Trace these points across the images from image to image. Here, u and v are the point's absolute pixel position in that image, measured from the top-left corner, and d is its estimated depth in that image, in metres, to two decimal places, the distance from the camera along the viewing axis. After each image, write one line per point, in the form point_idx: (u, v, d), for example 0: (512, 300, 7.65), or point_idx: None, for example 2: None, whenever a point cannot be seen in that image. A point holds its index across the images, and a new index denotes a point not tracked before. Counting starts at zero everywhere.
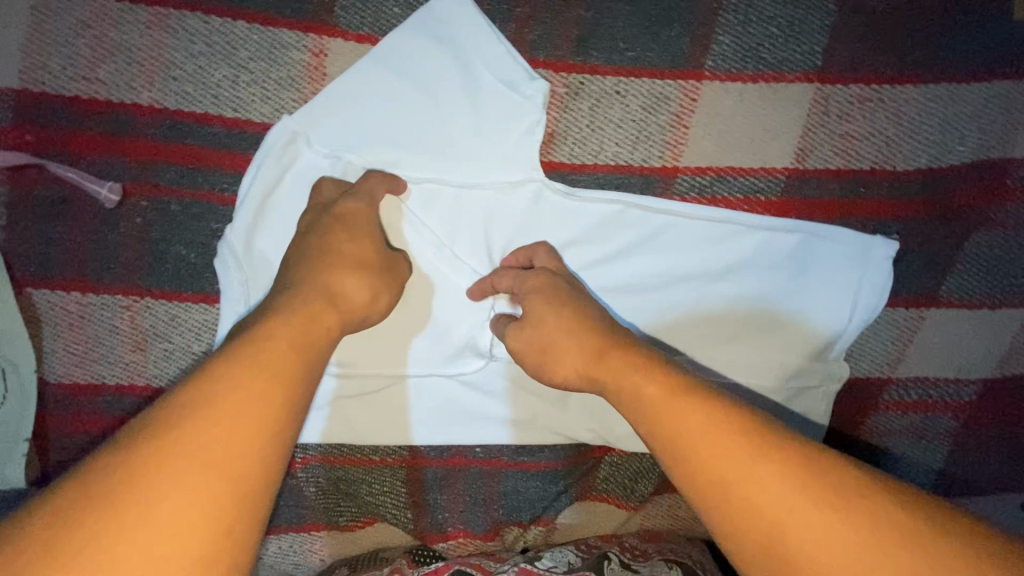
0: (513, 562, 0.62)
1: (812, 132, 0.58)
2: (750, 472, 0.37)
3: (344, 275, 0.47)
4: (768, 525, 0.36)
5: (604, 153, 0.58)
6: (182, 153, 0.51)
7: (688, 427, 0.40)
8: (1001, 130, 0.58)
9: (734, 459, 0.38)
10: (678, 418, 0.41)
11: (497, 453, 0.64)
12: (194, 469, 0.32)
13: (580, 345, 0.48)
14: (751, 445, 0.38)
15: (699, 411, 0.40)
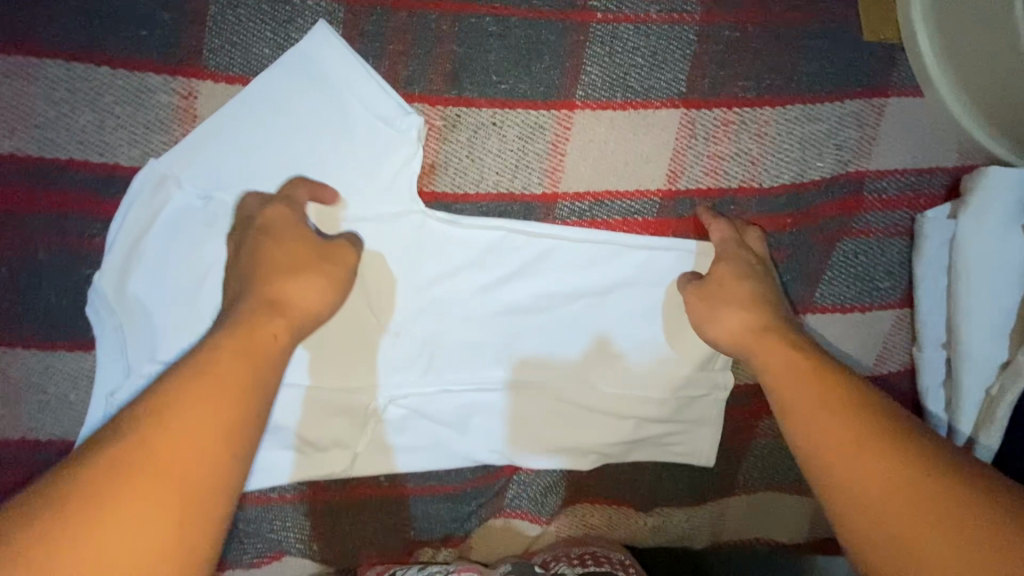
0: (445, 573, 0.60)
1: (682, 154, 0.61)
2: (829, 425, 0.47)
3: (290, 283, 0.48)
4: (845, 485, 0.44)
5: (485, 182, 0.59)
6: (50, 199, 0.51)
7: (816, 410, 0.48)
8: (855, 145, 0.63)
9: (841, 455, 0.45)
10: (816, 395, 0.49)
11: (403, 479, 0.65)
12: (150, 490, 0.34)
13: (743, 296, 0.57)
14: (885, 434, 0.44)
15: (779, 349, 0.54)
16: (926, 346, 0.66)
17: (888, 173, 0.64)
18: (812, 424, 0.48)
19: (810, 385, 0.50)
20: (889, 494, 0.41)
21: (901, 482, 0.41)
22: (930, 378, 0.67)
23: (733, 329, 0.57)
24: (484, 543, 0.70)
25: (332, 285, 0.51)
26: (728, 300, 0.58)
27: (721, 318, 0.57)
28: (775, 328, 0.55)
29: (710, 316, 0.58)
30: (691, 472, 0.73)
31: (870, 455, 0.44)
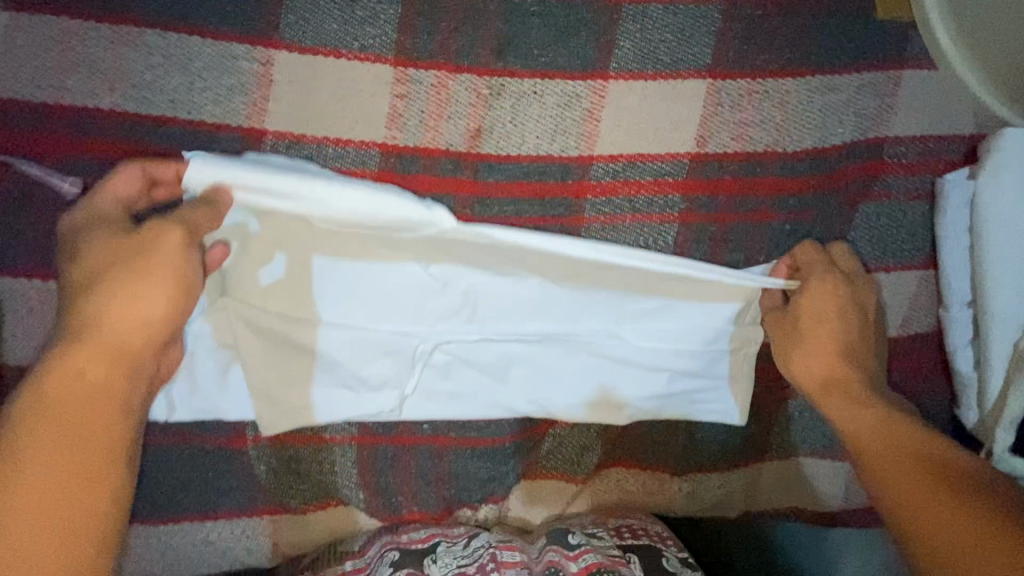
0: (486, 543, 0.64)
1: (709, 121, 0.66)
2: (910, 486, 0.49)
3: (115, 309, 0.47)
4: (929, 547, 0.45)
5: (526, 145, 0.64)
6: (142, 150, 0.56)
7: (876, 434, 0.54)
8: (874, 113, 0.67)
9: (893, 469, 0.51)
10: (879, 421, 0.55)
11: (445, 430, 0.67)
12: (43, 474, 0.40)
13: (824, 333, 0.61)
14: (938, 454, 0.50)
15: (849, 404, 0.57)
16: (952, 306, 0.68)
17: (906, 139, 0.67)
18: (872, 444, 0.54)
19: (876, 418, 0.55)
20: (939, 501, 0.46)
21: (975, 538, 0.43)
22: (957, 338, 0.69)
23: (817, 363, 0.61)
24: (521, 500, 0.72)
25: (162, 265, 0.48)
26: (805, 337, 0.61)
27: (794, 359, 0.62)
28: (848, 378, 0.59)
29: (783, 351, 0.63)
30: (725, 433, 0.74)
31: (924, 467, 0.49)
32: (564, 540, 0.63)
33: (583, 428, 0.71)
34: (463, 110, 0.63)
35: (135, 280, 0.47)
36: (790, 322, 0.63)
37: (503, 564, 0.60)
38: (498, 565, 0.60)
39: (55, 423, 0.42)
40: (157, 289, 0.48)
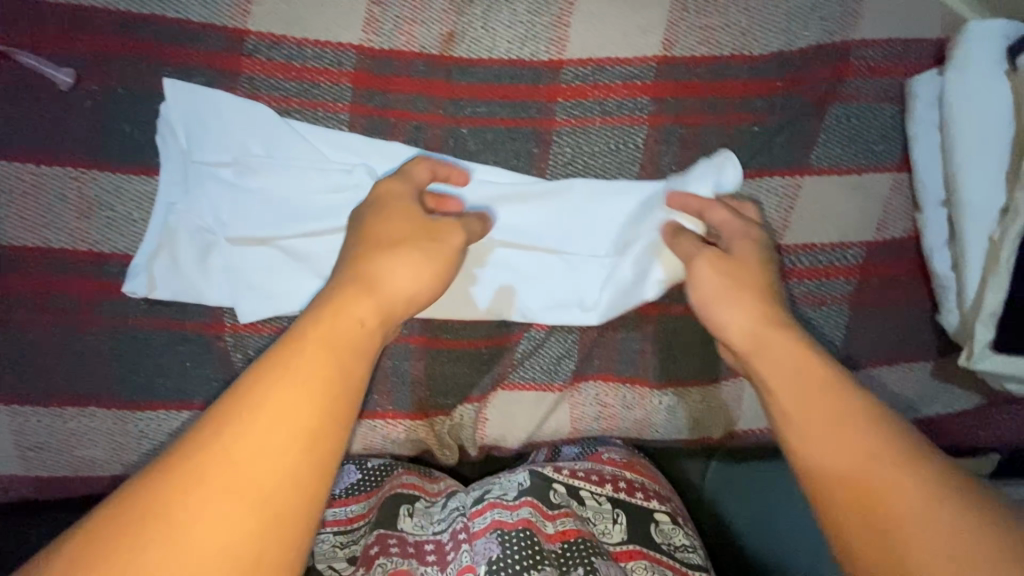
0: (460, 509, 0.66)
1: (676, 26, 0.68)
2: (866, 496, 0.42)
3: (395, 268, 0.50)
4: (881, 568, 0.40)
5: (498, 49, 0.66)
6: (132, 46, 0.60)
7: (818, 425, 0.46)
8: (840, 16, 0.68)
9: (852, 476, 0.43)
10: (824, 408, 0.46)
11: (421, 330, 0.68)
12: (279, 430, 0.38)
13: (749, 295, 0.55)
14: (899, 451, 0.43)
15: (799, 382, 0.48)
16: (926, 208, 0.69)
17: (874, 42, 0.68)
18: (819, 434, 0.45)
19: (833, 411, 0.46)
20: (907, 516, 0.40)
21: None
22: (934, 238, 0.69)
23: (742, 341, 0.54)
24: (498, 410, 0.71)
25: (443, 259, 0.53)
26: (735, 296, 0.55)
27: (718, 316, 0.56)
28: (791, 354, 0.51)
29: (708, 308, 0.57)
30: (704, 343, 0.73)
31: (883, 468, 0.42)
32: (544, 496, 0.65)
33: (560, 336, 0.71)
34: (436, 16, 0.66)
35: (433, 240, 0.53)
36: (710, 289, 0.57)
37: (473, 531, 0.62)
38: (468, 535, 0.62)
39: (298, 404, 0.39)
40: (431, 257, 0.53)
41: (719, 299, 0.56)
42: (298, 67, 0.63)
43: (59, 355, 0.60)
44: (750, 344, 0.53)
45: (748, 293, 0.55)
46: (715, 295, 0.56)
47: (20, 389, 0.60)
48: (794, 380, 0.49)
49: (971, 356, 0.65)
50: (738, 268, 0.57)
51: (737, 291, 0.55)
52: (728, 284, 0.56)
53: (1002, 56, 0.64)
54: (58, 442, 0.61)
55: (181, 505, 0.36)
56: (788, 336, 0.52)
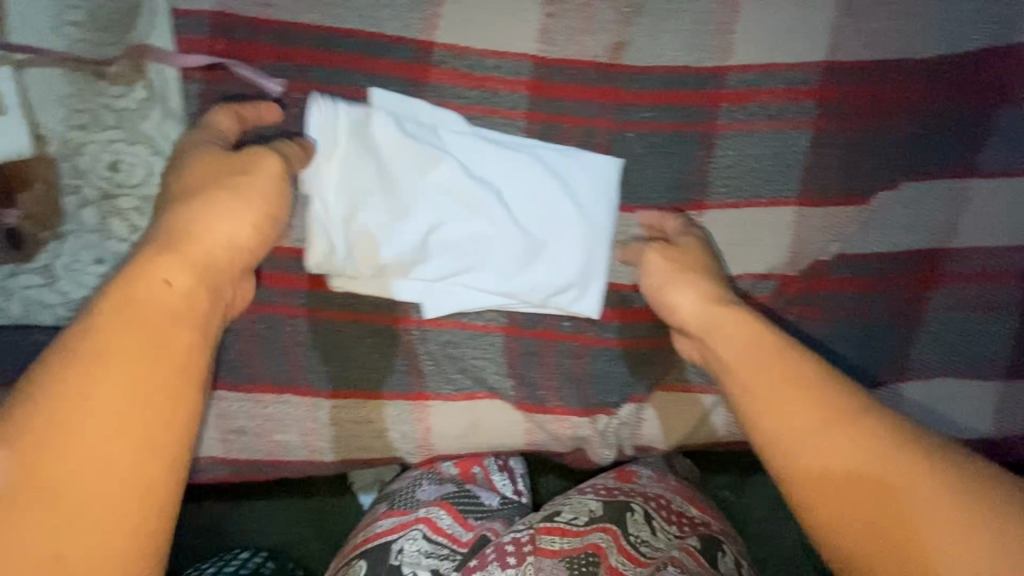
0: (530, 525, 0.66)
1: (840, 31, 0.68)
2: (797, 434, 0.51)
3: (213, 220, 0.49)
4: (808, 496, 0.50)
5: (664, 57, 0.69)
6: (334, 58, 0.65)
7: (768, 391, 0.54)
8: (1012, 18, 0.68)
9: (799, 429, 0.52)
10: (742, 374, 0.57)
11: (585, 328, 0.69)
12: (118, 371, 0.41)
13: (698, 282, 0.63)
14: (833, 410, 0.51)
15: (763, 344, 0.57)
16: None
17: None
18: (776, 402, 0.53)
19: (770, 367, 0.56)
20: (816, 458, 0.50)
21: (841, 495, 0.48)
22: None
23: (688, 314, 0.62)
24: (658, 412, 0.71)
25: (260, 196, 0.52)
26: (688, 284, 0.63)
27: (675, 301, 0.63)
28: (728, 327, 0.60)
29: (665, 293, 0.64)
30: (870, 349, 0.71)
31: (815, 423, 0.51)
32: (619, 521, 0.66)
33: None
34: (607, 25, 0.68)
35: (242, 177, 0.53)
36: (667, 272, 0.64)
37: (542, 549, 0.62)
38: (536, 550, 0.61)
39: (129, 363, 0.41)
40: (257, 201, 0.52)
41: (670, 284, 0.64)
42: (479, 76, 0.67)
43: (261, 344, 0.64)
44: (701, 323, 0.61)
45: (704, 281, 0.64)
46: (674, 274, 0.64)
47: (225, 377, 0.64)
48: (755, 352, 0.57)
49: None
50: (686, 258, 0.65)
51: (683, 273, 0.64)
52: (676, 270, 0.64)
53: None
54: (255, 426, 0.65)
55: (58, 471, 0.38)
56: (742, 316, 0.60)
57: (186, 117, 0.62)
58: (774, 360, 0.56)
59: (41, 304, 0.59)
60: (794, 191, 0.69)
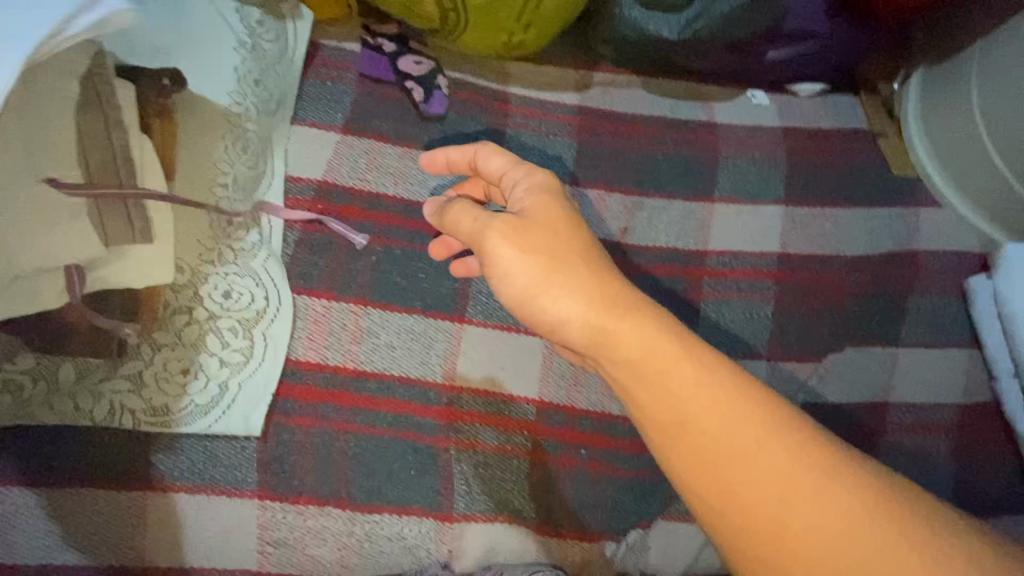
0: None
1: (788, 231, 0.92)
2: (749, 442, 0.46)
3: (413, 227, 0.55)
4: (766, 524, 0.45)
5: (659, 240, 0.90)
6: (409, 221, 0.82)
7: (760, 476, 0.45)
8: (905, 234, 0.93)
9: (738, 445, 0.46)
10: (671, 418, 0.48)
11: (599, 456, 0.78)
12: None
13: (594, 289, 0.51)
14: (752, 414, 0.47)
15: (656, 347, 0.49)
16: (1001, 378, 0.86)
17: (934, 253, 0.93)
18: (717, 436, 0.46)
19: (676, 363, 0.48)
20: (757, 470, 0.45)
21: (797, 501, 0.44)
22: (1012, 405, 0.85)
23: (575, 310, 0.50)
24: (661, 541, 0.78)
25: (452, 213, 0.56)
26: (572, 279, 0.51)
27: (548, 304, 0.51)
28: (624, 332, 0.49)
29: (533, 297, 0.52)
30: None
31: (734, 433, 0.46)
32: None
33: None
34: (616, 215, 0.90)
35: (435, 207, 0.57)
36: (536, 275, 0.51)
37: None
38: None
39: None
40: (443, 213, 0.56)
41: (538, 291, 0.51)
42: None
43: (310, 457, 0.70)
44: (594, 338, 0.50)
45: (583, 270, 0.51)
46: (544, 275, 0.51)
47: (273, 488, 0.69)
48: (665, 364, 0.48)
49: None
50: (539, 231, 0.53)
51: (557, 269, 0.51)
52: (547, 261, 0.51)
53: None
54: (293, 539, 0.69)
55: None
56: (648, 314, 0.50)
57: (282, 257, 0.75)
58: (758, 428, 0.46)
59: (127, 410, 0.66)
60: (764, 348, 0.86)
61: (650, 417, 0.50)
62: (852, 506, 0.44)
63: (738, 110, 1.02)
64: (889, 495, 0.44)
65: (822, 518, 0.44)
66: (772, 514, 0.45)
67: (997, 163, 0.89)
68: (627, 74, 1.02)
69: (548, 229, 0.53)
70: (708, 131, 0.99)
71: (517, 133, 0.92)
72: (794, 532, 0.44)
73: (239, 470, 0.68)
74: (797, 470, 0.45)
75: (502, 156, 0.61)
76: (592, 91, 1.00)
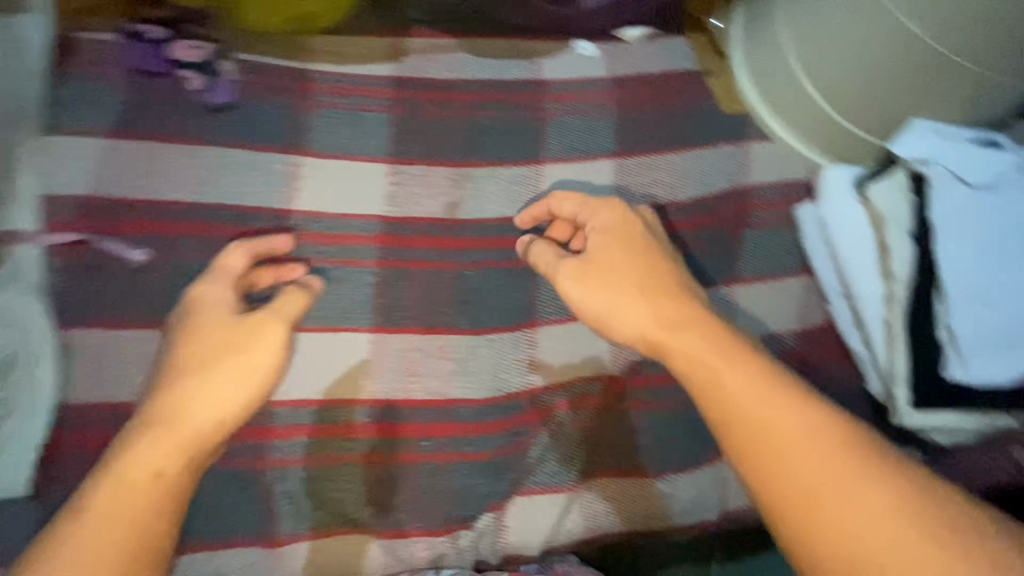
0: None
1: (619, 185, 0.91)
2: (822, 459, 0.53)
3: (601, 269, 0.71)
4: (827, 535, 0.51)
5: (489, 210, 0.86)
6: (200, 227, 0.74)
7: (845, 488, 0.52)
8: (736, 171, 0.93)
9: (815, 459, 0.54)
10: (751, 428, 0.56)
11: (441, 445, 0.75)
12: None
13: (687, 310, 0.66)
14: (835, 437, 0.55)
15: (756, 369, 0.59)
16: (833, 299, 0.88)
17: (765, 185, 0.93)
18: (768, 422, 0.56)
19: (748, 385, 0.58)
20: (815, 480, 0.53)
21: (879, 512, 0.50)
22: (844, 323, 0.87)
23: (634, 322, 0.67)
24: (519, 517, 0.76)
25: (590, 267, 0.72)
26: (641, 299, 0.68)
27: (625, 318, 0.68)
28: (683, 320, 0.65)
29: (608, 317, 0.69)
30: (687, 431, 0.85)
31: (825, 442, 0.54)
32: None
33: (565, 439, 0.81)
34: (443, 189, 0.85)
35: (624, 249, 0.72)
36: (597, 301, 0.70)
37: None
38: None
39: None
40: (611, 243, 0.73)
41: (613, 314, 0.69)
42: (333, 234, 0.79)
43: None
44: (651, 344, 0.67)
45: (641, 295, 0.68)
46: (594, 302, 0.70)
47: None
48: (763, 383, 0.58)
49: (900, 415, 0.81)
50: (597, 269, 0.71)
51: (624, 297, 0.69)
52: (613, 293, 0.69)
53: (956, 145, 0.80)
54: None
55: (176, 409, 0.59)
56: (697, 329, 0.64)
57: (49, 290, 0.69)
58: (845, 450, 0.54)
59: None
60: None
61: (727, 437, 0.58)
62: (878, 482, 0.52)
63: (567, 63, 0.98)
64: (898, 488, 0.52)
65: (844, 504, 0.51)
66: (802, 491, 0.53)
67: (811, 90, 0.88)
68: (447, 36, 0.95)
69: (612, 265, 0.71)
70: (537, 89, 0.94)
71: (323, 115, 0.84)
72: (822, 505, 0.52)
73: (24, 533, 0.65)
74: (846, 472, 0.53)
75: (572, 201, 0.79)
76: (410, 58, 0.92)
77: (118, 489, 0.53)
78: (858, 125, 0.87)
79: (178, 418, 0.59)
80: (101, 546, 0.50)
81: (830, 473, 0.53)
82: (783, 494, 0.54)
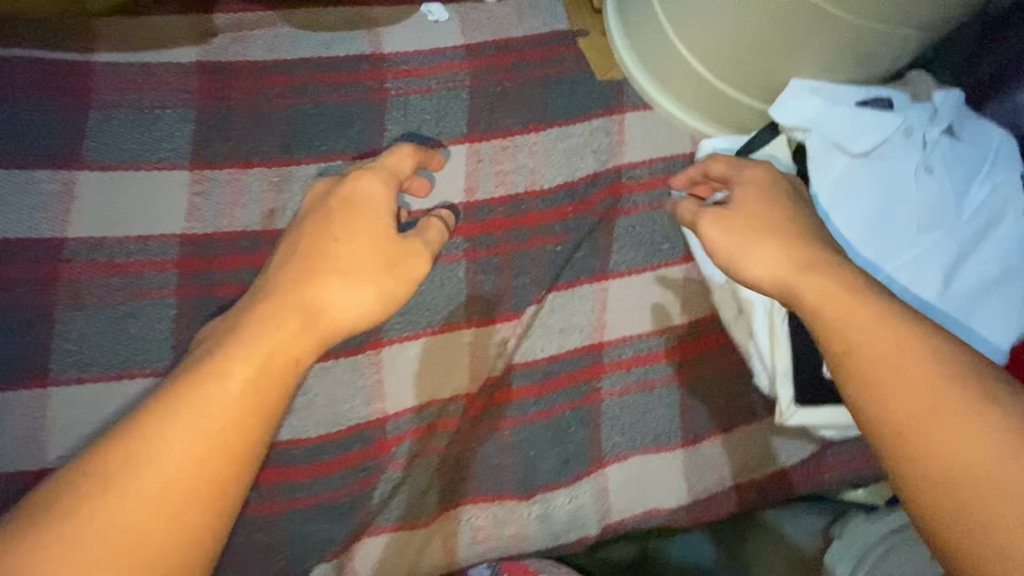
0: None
1: (474, 174, 0.79)
2: (928, 380, 0.45)
3: (753, 212, 0.61)
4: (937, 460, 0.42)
5: None
6: None
7: (931, 396, 0.44)
8: (607, 149, 0.83)
9: (898, 377, 0.46)
10: (863, 346, 0.49)
11: (272, 495, 0.70)
12: None
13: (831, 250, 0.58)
14: (925, 348, 0.46)
15: (847, 299, 0.51)
16: (715, 289, 0.79)
17: (640, 164, 0.83)
18: (891, 353, 0.47)
19: (862, 313, 0.50)
20: (928, 402, 0.44)
21: (933, 418, 0.43)
22: (727, 314, 0.78)
23: (762, 266, 0.58)
24: (367, 559, 0.71)
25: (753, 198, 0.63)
26: (785, 238, 0.58)
27: (751, 255, 0.59)
28: (809, 257, 0.56)
29: (736, 256, 0.60)
30: (560, 445, 0.78)
31: (904, 361, 0.46)
32: None
33: (421, 469, 0.74)
34: (258, 196, 0.73)
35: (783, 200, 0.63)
36: (734, 241, 0.61)
37: None
38: None
39: None
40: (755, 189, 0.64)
41: (744, 253, 0.59)
42: (121, 262, 0.66)
43: None
44: (782, 284, 0.57)
45: (778, 233, 0.59)
46: (742, 243, 0.60)
47: None
48: (858, 305, 0.51)
49: (783, 415, 0.73)
50: (745, 218, 0.61)
51: (750, 238, 0.59)
52: (738, 240, 0.60)
53: (823, 109, 0.71)
54: None
55: (313, 302, 0.56)
56: (839, 267, 0.54)
57: None
58: (913, 349, 0.46)
59: None
60: (461, 316, 0.76)
61: (847, 359, 0.49)
62: (956, 425, 0.42)
63: (412, 31, 0.84)
64: None
65: (964, 431, 0.42)
66: (917, 419, 0.44)
67: (681, 49, 0.76)
68: (262, 9, 0.80)
69: (749, 212, 0.62)
70: (373, 67, 0.81)
71: (105, 117, 0.71)
72: (946, 441, 0.42)
73: None
74: (925, 393, 0.44)
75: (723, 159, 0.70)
76: (217, 38, 0.77)
77: (213, 383, 0.49)
78: (737, 87, 0.75)
79: (299, 316, 0.54)
80: (170, 476, 0.45)
81: (944, 392, 0.44)
82: (894, 410, 0.45)
